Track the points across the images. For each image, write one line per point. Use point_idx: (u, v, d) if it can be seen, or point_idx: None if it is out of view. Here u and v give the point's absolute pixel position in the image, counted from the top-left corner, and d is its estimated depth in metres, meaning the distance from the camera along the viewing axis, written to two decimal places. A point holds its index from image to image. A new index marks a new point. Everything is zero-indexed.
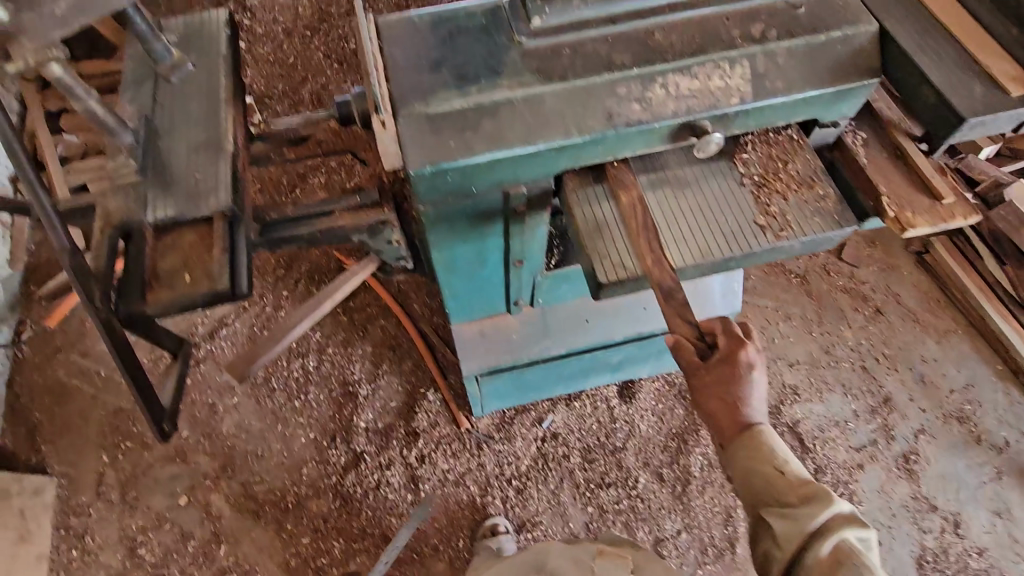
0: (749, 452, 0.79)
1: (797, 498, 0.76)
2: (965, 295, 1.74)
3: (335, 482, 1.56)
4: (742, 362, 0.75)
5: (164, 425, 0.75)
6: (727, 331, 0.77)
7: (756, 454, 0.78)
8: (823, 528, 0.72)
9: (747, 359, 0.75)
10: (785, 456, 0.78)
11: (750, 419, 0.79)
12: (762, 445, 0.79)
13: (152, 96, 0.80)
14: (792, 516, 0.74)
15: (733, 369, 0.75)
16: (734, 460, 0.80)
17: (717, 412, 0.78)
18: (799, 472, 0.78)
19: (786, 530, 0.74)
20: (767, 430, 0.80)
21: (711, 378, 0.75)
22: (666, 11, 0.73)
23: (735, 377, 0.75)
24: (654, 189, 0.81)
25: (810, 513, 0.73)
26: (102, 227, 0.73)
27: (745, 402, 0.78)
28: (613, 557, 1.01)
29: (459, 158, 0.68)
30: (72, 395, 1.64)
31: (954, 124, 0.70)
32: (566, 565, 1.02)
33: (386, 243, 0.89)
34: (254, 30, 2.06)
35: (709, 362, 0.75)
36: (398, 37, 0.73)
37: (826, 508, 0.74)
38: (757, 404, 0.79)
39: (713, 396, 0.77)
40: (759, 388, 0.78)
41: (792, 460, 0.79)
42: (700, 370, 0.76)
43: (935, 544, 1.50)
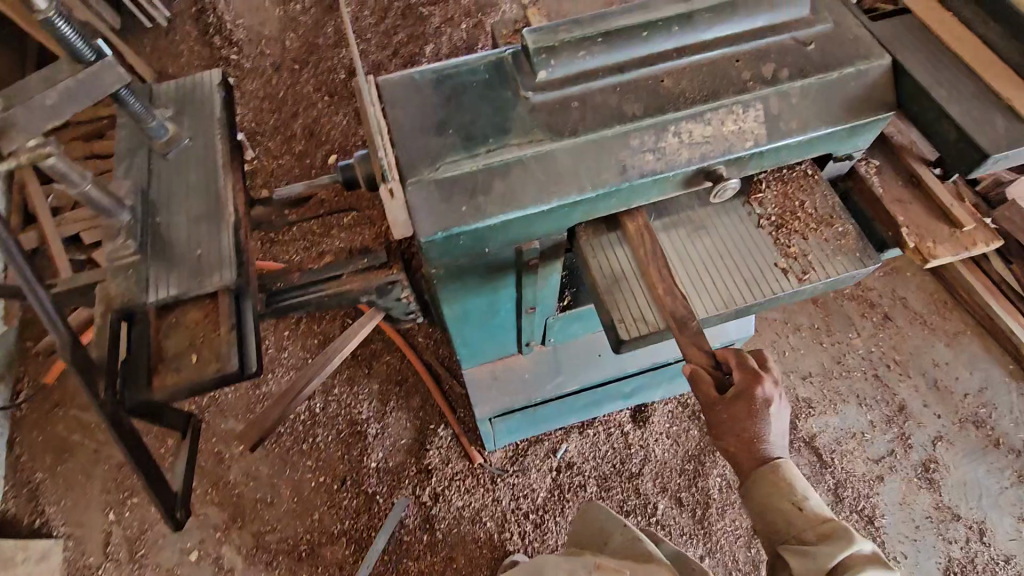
0: (765, 485, 0.68)
1: (817, 537, 0.64)
2: (973, 297, 1.72)
3: (348, 527, 1.52)
4: (759, 399, 0.65)
5: (177, 513, 0.73)
6: (744, 363, 0.67)
7: (775, 488, 0.67)
8: (843, 569, 0.60)
9: (764, 395, 0.65)
10: (808, 491, 0.67)
11: (769, 453, 0.69)
12: (781, 480, 0.68)
13: (147, 168, 0.78)
14: (810, 552, 0.62)
15: (750, 407, 0.66)
16: (749, 496, 0.69)
17: (730, 444, 0.69)
18: (824, 511, 0.66)
19: (803, 567, 0.61)
20: (788, 466, 0.69)
21: (724, 415, 0.66)
22: (674, 56, 0.71)
23: (752, 415, 0.66)
24: (669, 234, 0.79)
25: (829, 551, 0.60)
26: (104, 311, 0.71)
27: (763, 438, 0.68)
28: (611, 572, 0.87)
29: (472, 223, 0.66)
30: (74, 452, 1.60)
31: (977, 159, 0.69)
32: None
33: (394, 300, 0.89)
34: (241, 66, 2.04)
35: (724, 399, 0.66)
36: (399, 97, 0.71)
37: (848, 546, 0.61)
38: (777, 439, 0.69)
39: (727, 432, 0.68)
40: (779, 421, 0.68)
41: (818, 499, 0.67)
42: (715, 407, 0.67)
43: (961, 555, 1.49)
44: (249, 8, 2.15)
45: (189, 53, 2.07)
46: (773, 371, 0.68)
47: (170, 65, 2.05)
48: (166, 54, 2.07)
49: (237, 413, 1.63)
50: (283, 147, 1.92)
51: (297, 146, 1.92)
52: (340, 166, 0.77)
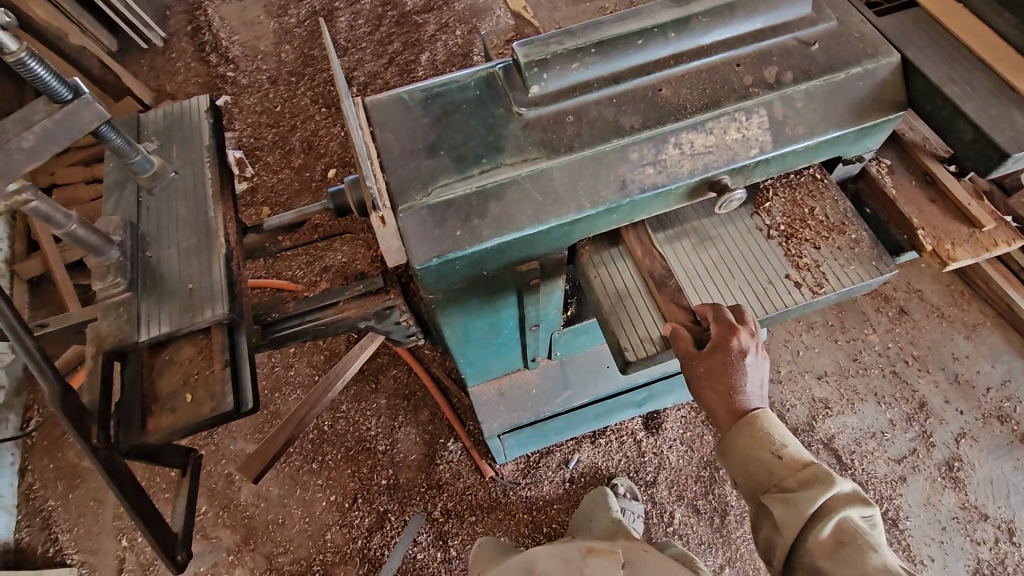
0: (743, 437, 0.66)
1: (798, 483, 0.63)
2: (991, 287, 1.67)
3: (361, 546, 1.50)
4: (735, 349, 0.64)
5: (178, 557, 0.72)
6: (721, 313, 0.66)
7: (754, 438, 0.66)
8: (825, 512, 0.61)
9: (738, 344, 0.64)
10: (786, 438, 0.66)
11: (746, 404, 0.66)
12: (759, 429, 0.66)
13: (136, 203, 0.77)
14: (793, 500, 0.62)
15: (725, 357, 0.64)
16: (729, 447, 0.67)
17: (708, 398, 0.67)
18: (803, 455, 0.65)
19: (787, 517, 0.62)
20: (767, 415, 0.67)
21: (701, 367, 0.65)
22: (672, 63, 0.68)
23: (727, 365, 0.64)
24: (674, 246, 0.76)
25: (810, 496, 0.61)
26: (95, 352, 0.69)
27: (739, 389, 0.66)
28: (605, 553, 0.89)
29: (467, 247, 0.63)
30: (86, 478, 1.59)
31: (997, 159, 0.65)
32: (554, 565, 0.90)
33: (394, 324, 0.86)
34: (237, 81, 2.02)
35: (703, 352, 0.65)
36: (389, 118, 0.69)
37: (828, 490, 0.61)
38: (753, 388, 0.67)
39: (704, 387, 0.66)
40: (754, 370, 0.66)
41: (796, 445, 0.66)
42: (692, 361, 0.65)
43: (991, 556, 1.44)
44: (244, 24, 2.14)
45: (186, 71, 2.06)
46: (750, 323, 0.66)
47: (167, 84, 2.04)
48: (163, 73, 2.06)
49: (246, 433, 1.62)
50: (282, 163, 1.90)
51: (296, 160, 1.90)
52: (330, 193, 0.75)
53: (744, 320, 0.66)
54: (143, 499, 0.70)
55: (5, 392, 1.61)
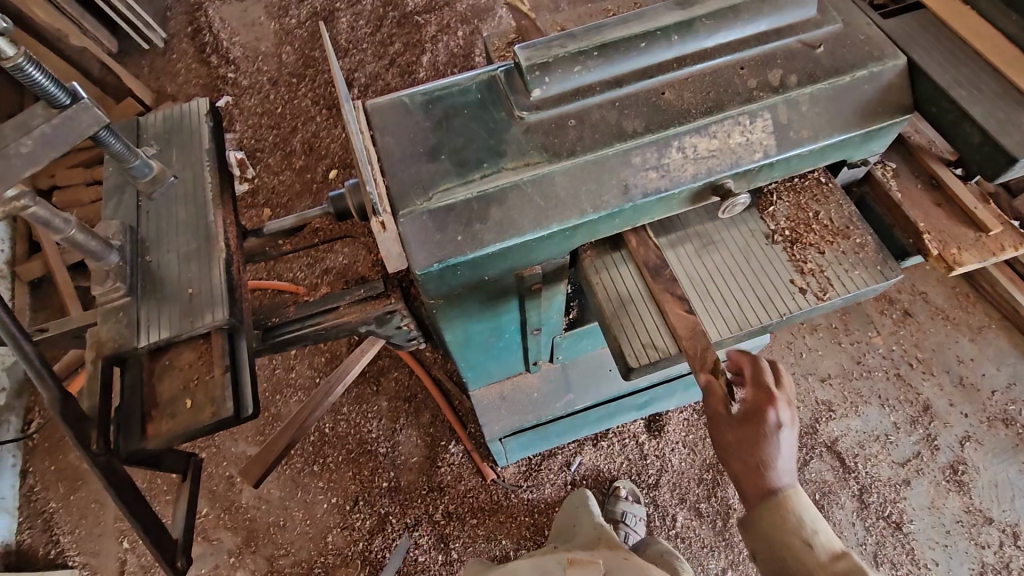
0: (771, 519, 0.59)
1: None
2: (996, 289, 1.66)
3: (362, 548, 1.50)
4: (770, 422, 0.58)
5: (178, 563, 0.72)
6: (760, 378, 0.61)
7: (783, 522, 0.59)
8: None
9: (775, 418, 0.58)
10: (819, 527, 0.59)
11: (778, 483, 0.59)
12: (790, 513, 0.59)
13: (136, 207, 0.77)
14: None
15: (757, 430, 0.58)
16: (753, 527, 0.61)
17: (735, 470, 0.60)
18: (836, 546, 0.59)
19: None
20: (801, 497, 0.60)
21: (731, 436, 0.59)
22: (675, 66, 0.68)
23: (760, 439, 0.58)
24: (677, 251, 0.76)
25: None
26: (95, 357, 0.69)
27: (773, 466, 0.59)
28: (585, 564, 0.88)
29: (469, 253, 0.63)
30: (87, 480, 1.59)
31: (1005, 163, 0.65)
32: None
33: (395, 328, 0.86)
34: (238, 83, 2.02)
35: (734, 418, 0.60)
36: (389, 122, 0.68)
37: None
38: (789, 467, 0.59)
39: (732, 458, 0.60)
40: (792, 448, 0.59)
41: (831, 535, 0.59)
42: (722, 424, 0.60)
43: (995, 560, 1.43)
44: (245, 25, 2.14)
45: (187, 72, 2.06)
46: (789, 394, 0.60)
47: (169, 85, 2.04)
48: (164, 74, 2.06)
49: (247, 435, 1.62)
50: (283, 164, 1.90)
51: (297, 162, 1.90)
52: (331, 197, 0.75)
53: (783, 386, 0.61)
54: (142, 505, 0.70)
55: (6, 394, 1.61)
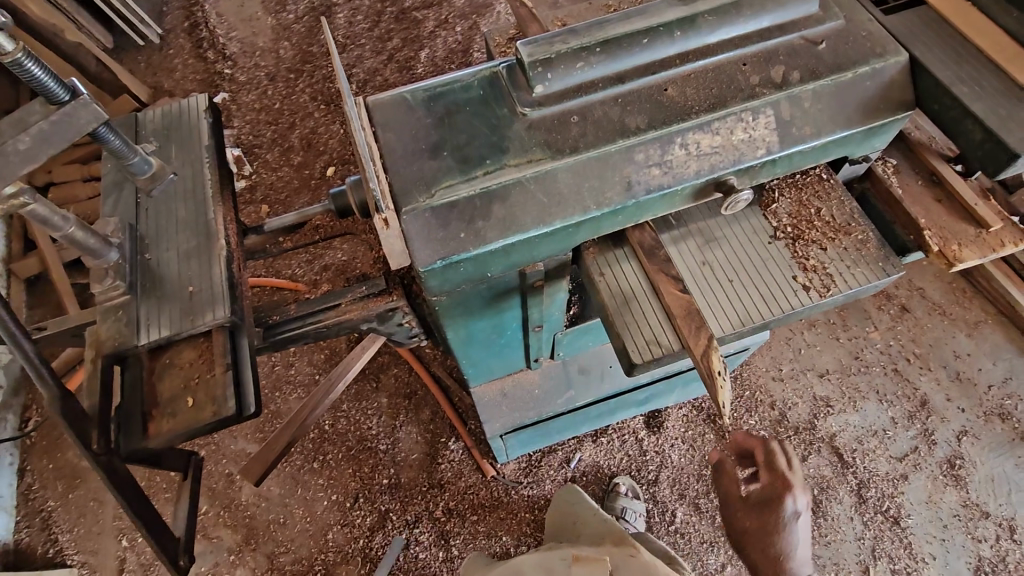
0: None
1: None
2: (993, 284, 1.67)
3: (362, 545, 1.50)
4: (786, 511, 0.80)
5: (180, 561, 0.72)
6: (779, 469, 0.82)
7: None
8: None
9: (791, 509, 0.80)
10: None
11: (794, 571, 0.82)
12: None
13: (135, 204, 0.76)
14: None
15: (773, 519, 0.81)
16: None
17: (759, 555, 0.83)
18: None
19: None
20: None
21: (750, 523, 0.84)
22: (678, 62, 0.68)
23: (775, 527, 0.81)
24: (679, 247, 0.76)
25: None
26: (95, 356, 0.69)
27: (788, 554, 0.81)
28: (589, 562, 0.87)
29: (472, 250, 0.63)
30: (86, 478, 1.59)
31: (1006, 160, 0.65)
32: None
33: (397, 326, 0.86)
34: (236, 79, 2.01)
35: (755, 509, 0.84)
36: (390, 118, 0.68)
37: None
38: (801, 556, 0.82)
39: (754, 544, 0.83)
40: (804, 540, 0.82)
41: None
42: (745, 512, 0.85)
43: (992, 553, 1.44)
44: (242, 20, 2.12)
45: (184, 68, 2.04)
46: (799, 479, 0.81)
47: (165, 80, 2.02)
48: (161, 70, 2.04)
49: (246, 433, 1.62)
50: (281, 160, 1.89)
51: (295, 158, 1.89)
52: (332, 194, 0.75)
53: (796, 476, 0.82)
54: (144, 505, 0.70)
55: (3, 392, 1.60)
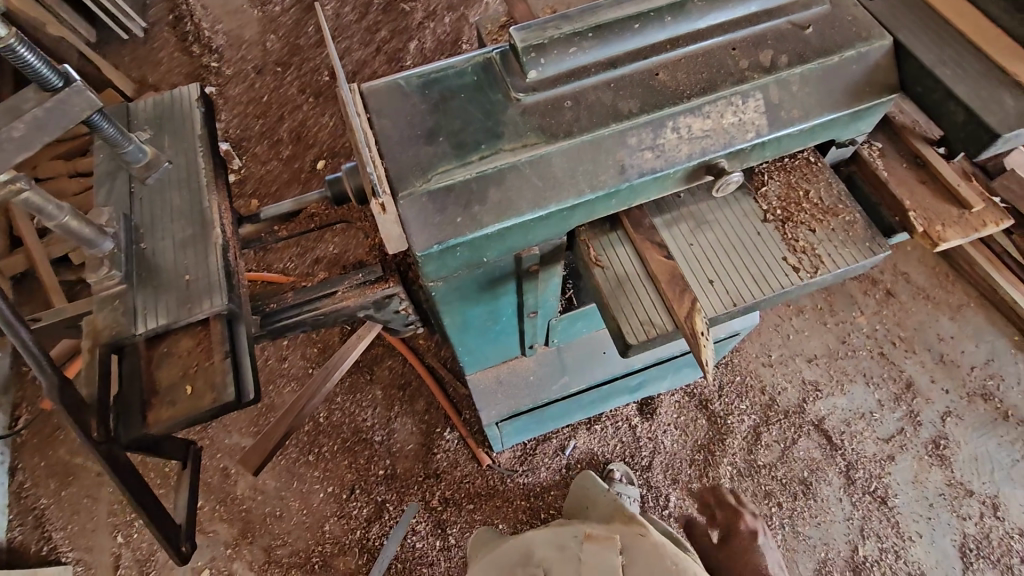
0: None
1: None
2: (975, 268, 1.70)
3: (360, 536, 1.50)
4: (745, 529, 1.02)
5: (183, 547, 0.72)
6: (726, 501, 1.06)
7: None
8: None
9: (746, 526, 1.02)
10: None
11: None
12: None
13: (128, 194, 0.76)
14: None
15: (740, 538, 1.01)
16: None
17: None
18: None
19: None
20: None
21: (728, 554, 1.01)
22: (669, 47, 0.68)
23: (744, 543, 1.00)
24: (671, 231, 0.77)
25: None
26: (91, 346, 0.68)
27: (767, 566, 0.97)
28: (601, 540, 0.89)
29: (469, 234, 0.64)
30: (79, 475, 1.58)
31: (987, 140, 0.67)
32: (553, 555, 0.91)
33: (393, 313, 0.89)
34: (222, 72, 1.99)
35: (726, 542, 1.02)
36: (385, 105, 0.68)
37: None
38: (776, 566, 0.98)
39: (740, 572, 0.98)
40: (772, 554, 1.00)
41: None
42: (722, 549, 1.02)
43: (976, 530, 1.48)
44: (227, 12, 2.10)
45: (169, 61, 2.02)
46: (747, 508, 1.05)
47: (150, 74, 2.00)
48: (146, 64, 2.02)
49: (240, 427, 1.61)
50: (270, 153, 1.88)
51: (284, 151, 1.88)
52: (328, 181, 0.75)
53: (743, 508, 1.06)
54: (145, 493, 0.70)
55: None
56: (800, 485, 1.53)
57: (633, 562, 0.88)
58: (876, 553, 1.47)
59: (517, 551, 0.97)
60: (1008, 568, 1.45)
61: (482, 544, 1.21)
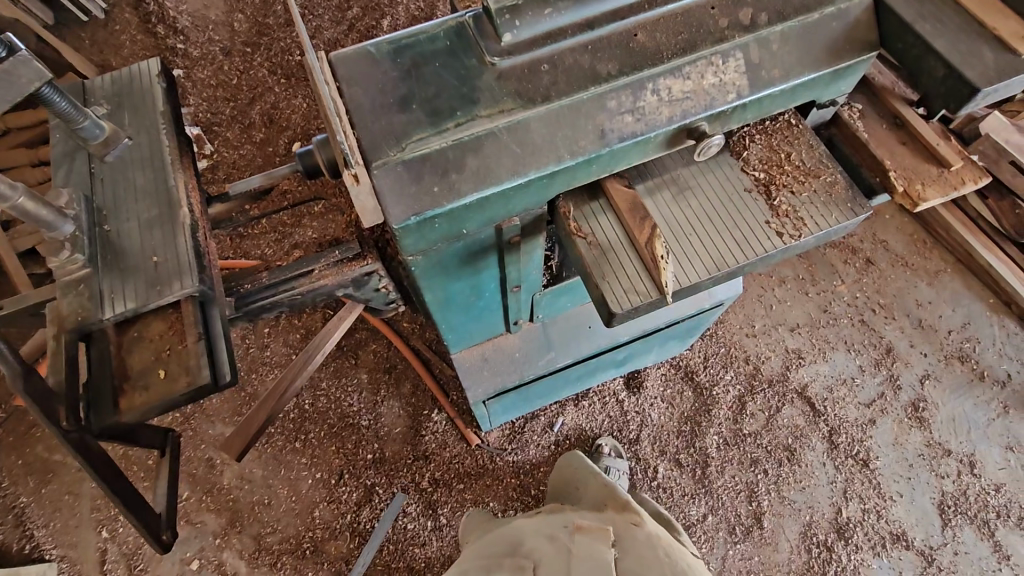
0: None
1: None
2: (951, 233, 1.73)
3: (350, 520, 1.50)
4: None
5: (164, 536, 0.71)
6: None
7: None
8: None
9: None
10: None
11: None
12: None
13: (88, 173, 0.73)
14: None
15: None
16: None
17: None
18: None
19: None
20: None
21: None
22: (647, 6, 0.66)
23: None
24: (653, 197, 0.76)
25: None
26: (57, 332, 0.66)
27: None
28: (592, 531, 0.90)
29: (447, 204, 0.62)
30: (59, 471, 1.55)
31: (967, 95, 0.66)
32: (543, 544, 0.91)
33: (374, 290, 0.98)
34: (188, 54, 1.92)
35: None
36: (354, 72, 0.65)
37: None
38: None
39: None
40: None
41: None
42: None
43: (954, 488, 1.52)
44: None
45: (133, 44, 1.94)
46: None
47: (113, 58, 1.92)
48: (107, 47, 1.94)
49: (223, 417, 1.59)
50: (243, 138, 1.83)
51: (257, 135, 1.83)
52: (299, 154, 0.72)
53: None
54: (123, 483, 0.68)
55: None
56: (784, 451, 1.55)
57: (625, 552, 0.89)
58: (858, 514, 1.50)
59: (505, 543, 0.97)
60: (985, 523, 1.49)
61: (469, 536, 1.21)
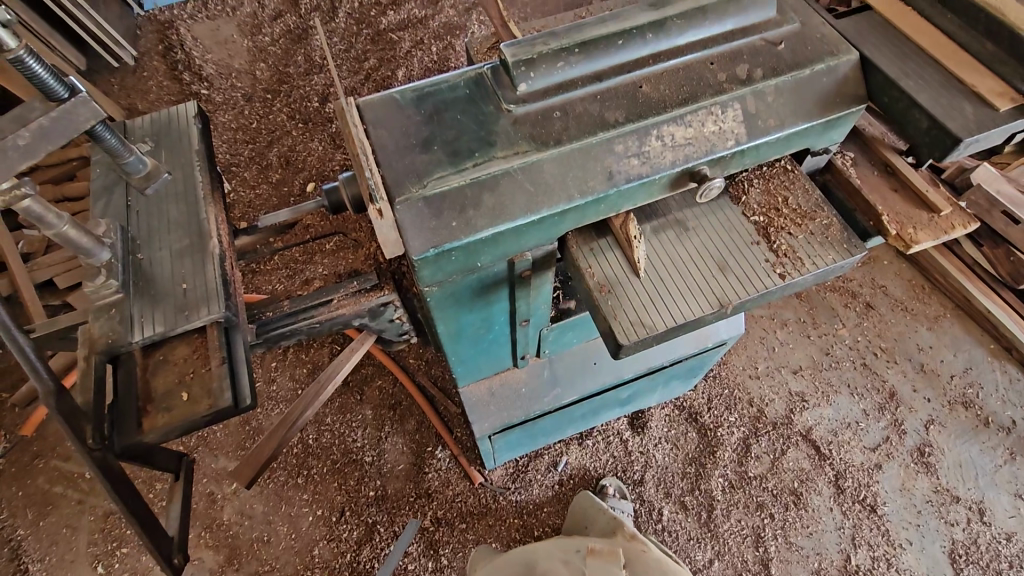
0: None
1: None
2: (949, 280, 1.76)
3: (350, 560, 1.47)
4: None
5: (176, 559, 0.72)
6: None
7: None
8: None
9: None
10: None
11: None
12: None
13: (125, 206, 0.77)
14: None
15: None
16: None
17: None
18: None
19: None
20: None
21: None
22: (650, 61, 0.72)
23: None
24: (657, 236, 0.80)
25: None
26: (87, 353, 0.68)
27: None
28: (604, 555, 0.86)
29: (463, 238, 0.66)
30: (56, 505, 1.53)
31: (950, 144, 0.71)
32: (557, 566, 0.92)
33: (388, 321, 1.01)
34: (211, 98, 2.02)
35: None
36: (381, 116, 0.70)
37: None
38: None
39: None
40: None
41: None
42: None
43: (964, 536, 1.50)
44: (218, 43, 2.15)
45: (159, 89, 2.04)
46: None
47: (139, 102, 2.02)
48: (135, 91, 2.04)
49: (227, 450, 1.59)
50: (259, 177, 1.90)
51: (274, 175, 1.90)
52: (326, 190, 0.77)
53: None
54: (141, 505, 0.69)
55: None
56: (791, 495, 1.54)
57: None
58: (868, 563, 1.47)
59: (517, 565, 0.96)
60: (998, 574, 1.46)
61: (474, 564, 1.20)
